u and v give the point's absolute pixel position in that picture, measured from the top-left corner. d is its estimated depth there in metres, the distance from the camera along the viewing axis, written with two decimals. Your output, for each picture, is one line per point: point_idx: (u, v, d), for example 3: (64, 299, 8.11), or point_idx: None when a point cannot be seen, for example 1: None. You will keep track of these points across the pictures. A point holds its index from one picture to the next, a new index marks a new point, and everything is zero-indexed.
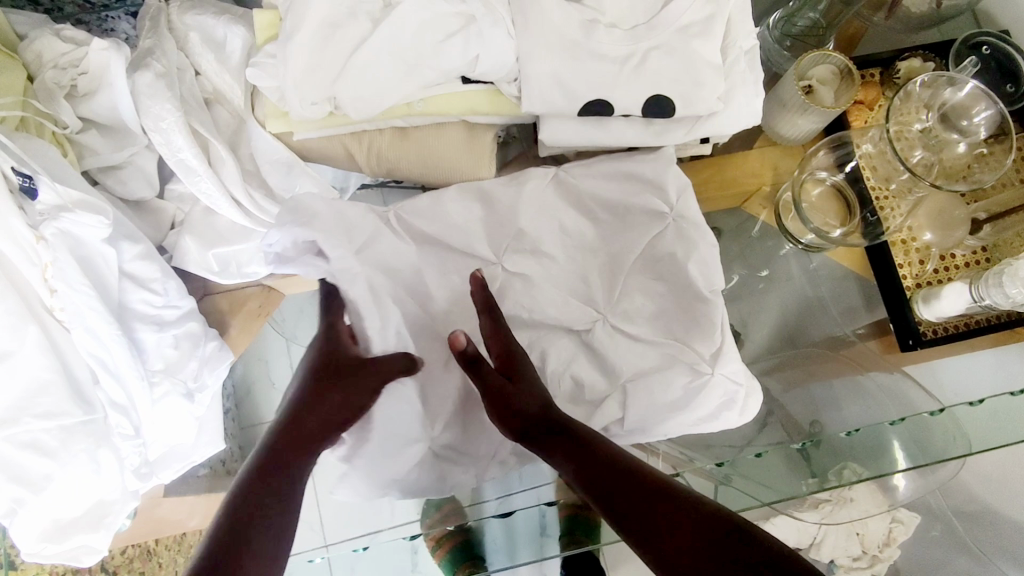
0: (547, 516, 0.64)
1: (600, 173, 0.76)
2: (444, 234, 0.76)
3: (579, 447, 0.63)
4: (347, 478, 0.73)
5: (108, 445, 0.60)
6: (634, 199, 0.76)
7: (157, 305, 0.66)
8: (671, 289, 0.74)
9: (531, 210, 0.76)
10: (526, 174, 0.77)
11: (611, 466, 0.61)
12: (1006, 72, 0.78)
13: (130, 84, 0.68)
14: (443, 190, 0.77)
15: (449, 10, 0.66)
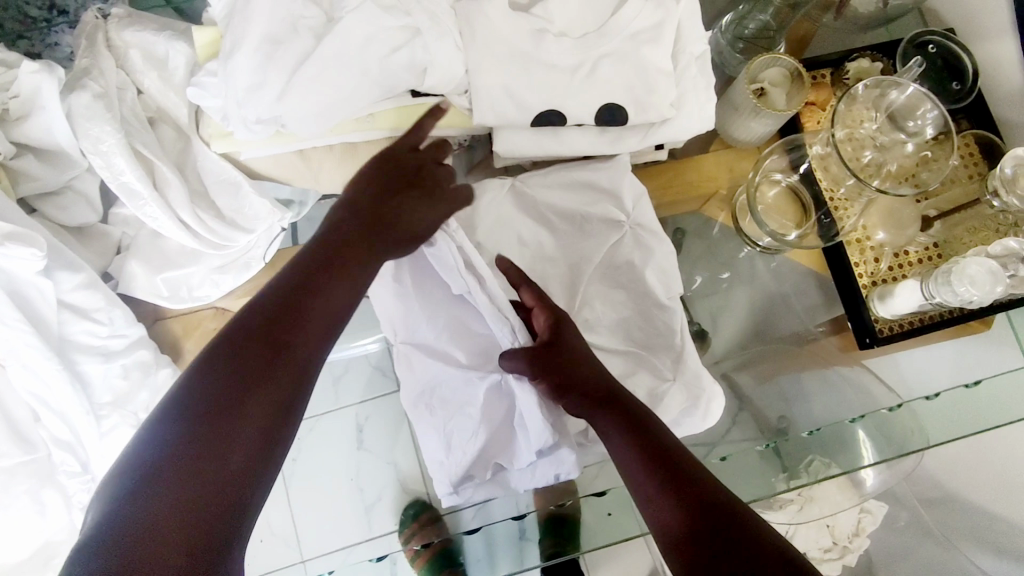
0: (524, 529, 0.65)
1: (558, 182, 0.76)
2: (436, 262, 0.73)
3: (624, 415, 0.60)
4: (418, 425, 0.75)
5: (52, 484, 0.62)
6: (592, 209, 0.75)
7: (102, 335, 0.64)
8: (632, 296, 0.74)
9: (489, 222, 0.75)
10: (481, 186, 0.76)
11: (650, 433, 0.58)
12: (952, 70, 0.80)
13: (66, 106, 0.65)
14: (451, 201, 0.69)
15: (395, 23, 0.64)
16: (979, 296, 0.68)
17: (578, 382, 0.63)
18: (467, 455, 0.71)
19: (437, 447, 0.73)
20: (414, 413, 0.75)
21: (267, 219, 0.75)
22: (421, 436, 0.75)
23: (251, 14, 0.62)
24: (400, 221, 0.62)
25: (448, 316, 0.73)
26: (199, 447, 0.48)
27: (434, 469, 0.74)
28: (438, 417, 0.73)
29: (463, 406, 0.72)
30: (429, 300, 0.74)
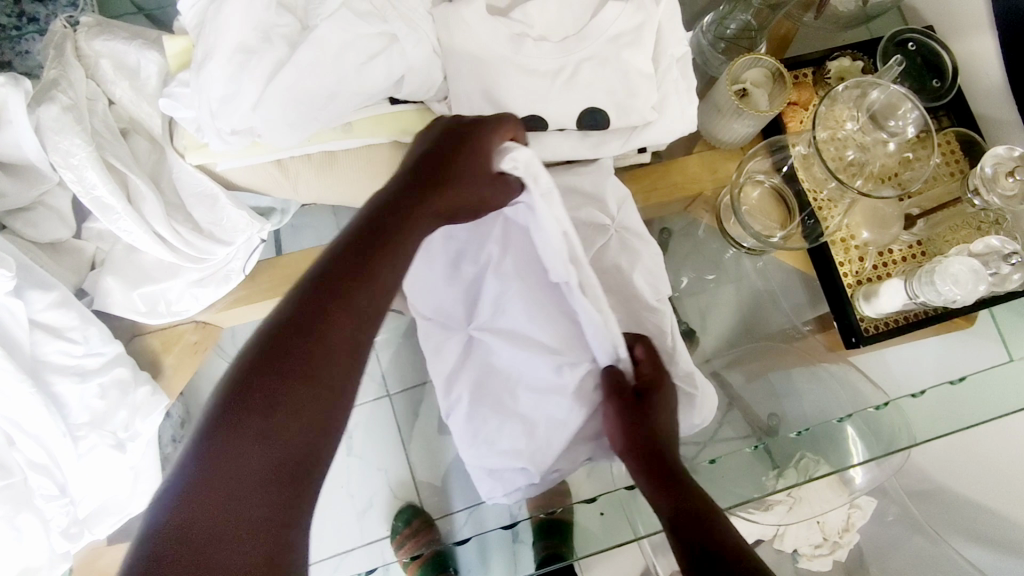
0: (517, 533, 0.65)
1: None
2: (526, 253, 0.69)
3: (656, 459, 0.57)
4: (494, 419, 0.71)
5: (30, 509, 0.59)
6: (577, 214, 0.74)
7: (77, 355, 0.62)
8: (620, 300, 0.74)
9: None
10: None
11: (678, 479, 0.55)
12: (932, 67, 0.80)
13: (33, 120, 0.63)
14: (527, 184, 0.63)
15: (371, 30, 0.63)
16: (962, 294, 0.68)
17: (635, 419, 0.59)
18: (556, 445, 0.68)
19: (518, 438, 0.69)
20: (492, 405, 0.72)
21: (246, 230, 0.73)
22: (495, 430, 0.71)
23: (222, 23, 0.61)
24: (450, 186, 0.56)
25: (536, 308, 0.68)
26: (229, 453, 0.44)
27: (498, 462, 0.71)
28: (515, 408, 0.70)
29: (547, 399, 0.67)
30: (513, 290, 0.70)
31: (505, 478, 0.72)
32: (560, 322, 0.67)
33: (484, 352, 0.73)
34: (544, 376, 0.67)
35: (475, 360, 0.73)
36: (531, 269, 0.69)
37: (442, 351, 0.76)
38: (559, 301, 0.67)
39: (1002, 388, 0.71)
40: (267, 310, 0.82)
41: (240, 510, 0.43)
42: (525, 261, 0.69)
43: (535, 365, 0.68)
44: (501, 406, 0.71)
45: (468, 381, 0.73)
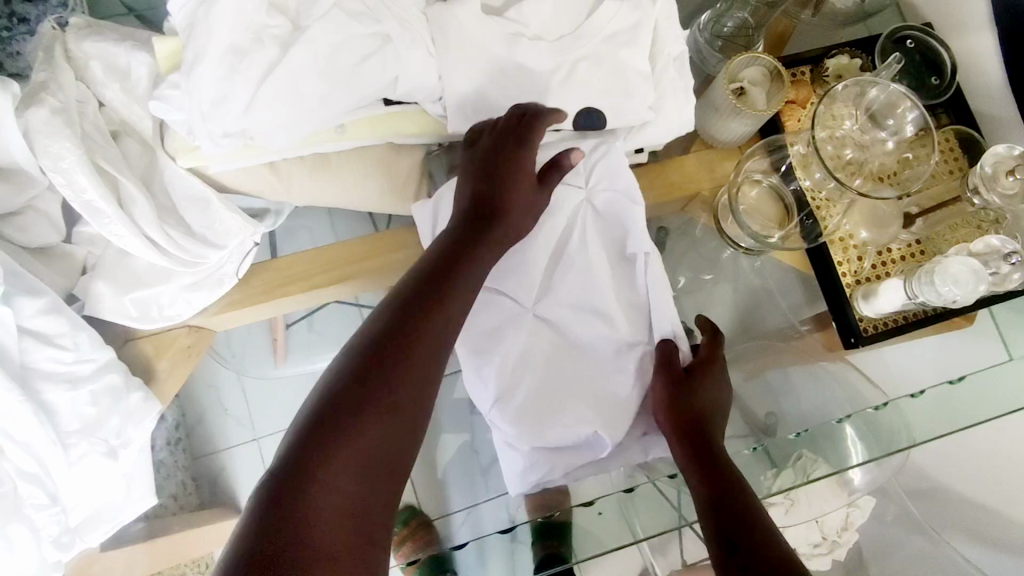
0: (516, 533, 0.65)
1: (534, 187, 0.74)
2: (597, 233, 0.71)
3: (695, 432, 0.63)
4: (561, 394, 0.69)
5: (20, 518, 0.58)
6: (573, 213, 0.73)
7: (68, 361, 0.61)
8: None
9: None
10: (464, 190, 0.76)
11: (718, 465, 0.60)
12: (930, 65, 0.80)
13: (22, 123, 0.62)
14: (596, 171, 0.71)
15: (363, 31, 0.62)
16: (962, 295, 0.67)
17: (687, 395, 0.65)
18: (629, 413, 0.68)
19: (589, 408, 0.67)
20: (557, 381, 0.69)
21: (239, 234, 0.72)
22: (562, 404, 0.68)
23: (212, 24, 0.60)
24: (510, 196, 0.66)
25: (608, 286, 0.70)
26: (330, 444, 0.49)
27: (564, 437, 0.68)
28: (582, 381, 0.69)
29: (619, 367, 0.69)
30: (584, 267, 0.70)
31: (563, 457, 0.69)
32: (631, 296, 0.71)
33: (549, 326, 0.71)
34: (613, 346, 0.70)
35: (537, 334, 0.70)
36: (605, 249, 0.71)
37: (500, 334, 0.71)
38: (633, 279, 0.71)
39: (1001, 388, 0.70)
40: (260, 314, 0.81)
41: (341, 498, 0.48)
42: (598, 244, 0.71)
43: (605, 337, 0.70)
44: (566, 379, 0.69)
45: (530, 356, 0.70)
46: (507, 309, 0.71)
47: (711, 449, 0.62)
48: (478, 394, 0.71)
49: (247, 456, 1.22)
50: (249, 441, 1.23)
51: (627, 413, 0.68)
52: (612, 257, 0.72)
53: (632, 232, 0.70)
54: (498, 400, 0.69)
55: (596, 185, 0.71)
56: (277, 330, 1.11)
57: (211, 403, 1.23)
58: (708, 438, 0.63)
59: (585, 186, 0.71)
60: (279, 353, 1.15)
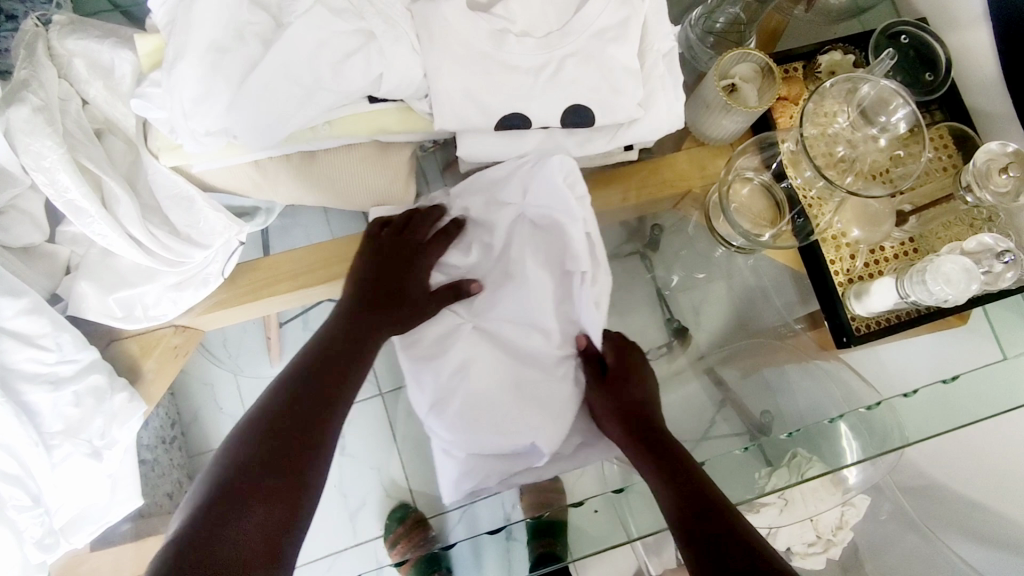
0: (511, 532, 0.64)
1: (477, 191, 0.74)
2: (532, 239, 0.73)
3: (652, 438, 0.66)
4: (489, 404, 0.72)
5: (2, 520, 0.57)
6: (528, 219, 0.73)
7: (51, 362, 0.61)
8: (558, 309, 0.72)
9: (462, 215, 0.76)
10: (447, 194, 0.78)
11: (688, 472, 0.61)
12: (924, 60, 0.78)
13: (3, 122, 0.62)
14: (529, 178, 0.70)
15: (348, 28, 0.62)
16: (954, 294, 0.67)
17: (618, 398, 0.70)
18: (556, 421, 0.70)
19: (520, 418, 0.71)
20: (485, 391, 0.72)
21: (222, 235, 0.72)
22: (493, 414, 0.71)
23: (194, 22, 0.60)
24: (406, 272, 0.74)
25: (534, 300, 0.71)
26: (238, 488, 0.54)
27: (498, 446, 0.71)
28: (516, 393, 0.71)
29: (546, 377, 0.71)
30: (517, 277, 0.73)
31: (496, 465, 0.72)
32: (566, 310, 0.72)
33: (486, 335, 0.74)
34: (550, 356, 0.72)
35: (475, 345, 0.73)
36: (537, 259, 0.72)
37: (439, 350, 0.74)
38: (565, 288, 0.72)
39: (995, 385, 0.69)
40: (248, 313, 0.81)
41: (246, 537, 0.52)
42: (529, 256, 0.72)
43: (534, 344, 0.72)
44: (502, 391, 0.72)
45: (469, 364, 0.72)
46: (445, 319, 0.75)
47: (672, 452, 0.64)
48: (417, 398, 0.75)
49: None
50: None
51: (560, 428, 0.71)
52: (554, 270, 0.72)
53: (569, 250, 0.70)
54: (433, 406, 0.74)
55: (531, 200, 0.71)
56: (270, 329, 1.11)
57: (204, 403, 1.23)
58: (665, 441, 0.66)
59: (521, 201, 0.72)
60: (273, 351, 1.15)
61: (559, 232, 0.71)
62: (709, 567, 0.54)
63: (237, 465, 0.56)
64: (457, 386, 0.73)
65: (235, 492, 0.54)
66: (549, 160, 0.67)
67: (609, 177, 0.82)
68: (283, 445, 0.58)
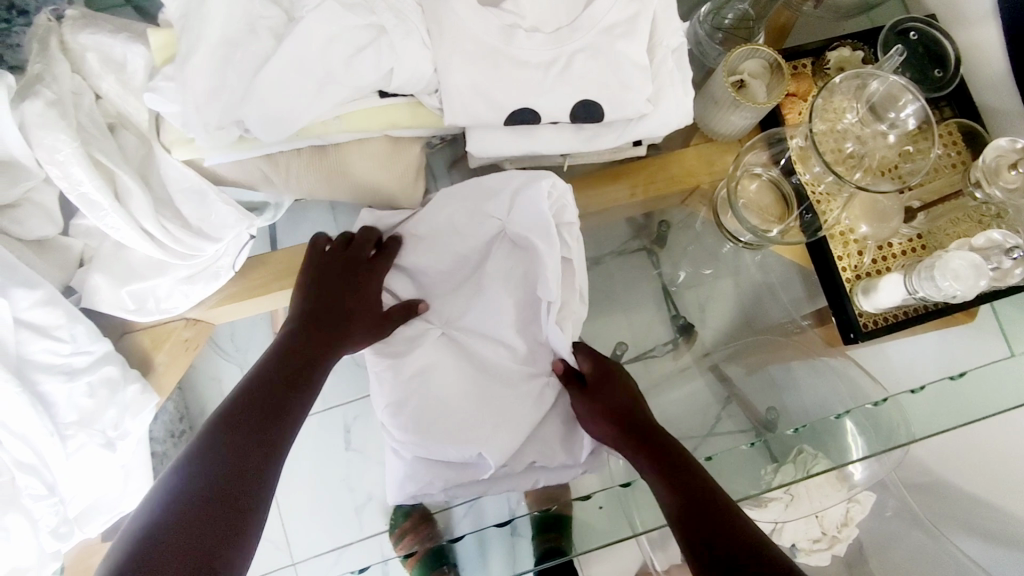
0: (516, 527, 0.66)
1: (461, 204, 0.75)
2: (514, 254, 0.73)
3: (648, 439, 0.65)
4: (441, 412, 0.72)
5: (18, 508, 0.57)
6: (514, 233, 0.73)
7: (64, 354, 0.62)
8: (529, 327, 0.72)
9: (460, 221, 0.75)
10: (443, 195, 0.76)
11: (690, 472, 0.60)
12: (934, 57, 0.78)
13: (17, 116, 0.62)
14: (515, 194, 0.71)
15: (359, 22, 0.62)
16: (962, 290, 0.67)
17: (601, 401, 0.68)
18: (507, 434, 0.70)
19: (474, 429, 0.71)
20: (438, 399, 0.73)
21: (236, 227, 0.73)
22: (447, 421, 0.72)
23: (206, 16, 0.60)
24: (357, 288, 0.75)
25: (506, 316, 0.73)
26: (197, 498, 0.53)
27: (447, 454, 0.71)
28: (472, 403, 0.72)
29: (505, 392, 0.72)
30: (494, 291, 0.73)
31: (445, 472, 0.72)
32: (536, 331, 0.73)
33: (453, 344, 0.75)
34: (512, 369, 0.72)
35: (439, 352, 0.75)
36: (515, 276, 0.73)
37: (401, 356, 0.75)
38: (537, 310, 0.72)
39: (999, 383, 0.69)
40: (257, 307, 0.82)
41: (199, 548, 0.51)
42: (503, 271, 0.74)
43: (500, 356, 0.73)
44: (460, 398, 0.72)
45: (430, 370, 0.74)
46: (415, 324, 0.76)
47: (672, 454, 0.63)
48: (375, 396, 0.75)
49: None
50: None
51: (511, 444, 0.70)
52: (527, 290, 0.72)
53: (543, 275, 0.69)
54: (389, 406, 0.73)
55: (513, 218, 0.72)
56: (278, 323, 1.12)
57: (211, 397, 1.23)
58: (664, 441, 0.64)
59: (504, 217, 0.73)
60: None
61: (535, 253, 0.71)
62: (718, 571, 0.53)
63: (194, 474, 0.55)
64: (409, 394, 0.73)
65: (191, 503, 0.53)
66: (538, 183, 0.68)
67: (619, 174, 0.83)
68: (240, 455, 0.57)
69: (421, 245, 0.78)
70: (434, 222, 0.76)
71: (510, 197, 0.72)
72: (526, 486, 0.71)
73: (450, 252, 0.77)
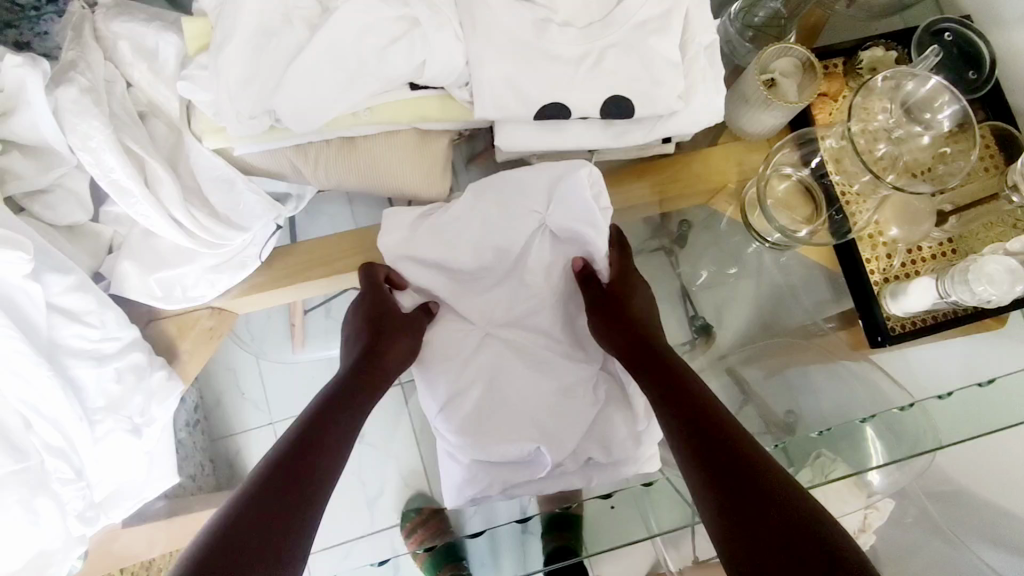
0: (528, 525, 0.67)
1: (498, 193, 0.72)
2: (555, 249, 0.74)
3: (674, 389, 0.64)
4: (498, 410, 0.73)
5: (47, 492, 0.58)
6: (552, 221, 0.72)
7: (95, 339, 0.62)
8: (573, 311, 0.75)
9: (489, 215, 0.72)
10: (483, 186, 0.73)
11: (713, 417, 0.60)
12: (969, 58, 0.76)
13: (52, 101, 0.62)
14: (557, 183, 0.70)
15: (393, 14, 0.62)
16: (997, 295, 0.66)
17: (628, 326, 0.70)
18: (564, 425, 0.71)
19: (532, 426, 0.71)
20: (493, 397, 0.73)
21: (263, 216, 0.73)
22: (503, 421, 0.72)
23: (242, 4, 0.60)
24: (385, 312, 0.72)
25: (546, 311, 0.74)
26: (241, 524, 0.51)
27: (505, 454, 0.71)
28: (526, 400, 0.73)
29: (560, 388, 0.73)
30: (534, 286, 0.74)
31: (503, 472, 0.72)
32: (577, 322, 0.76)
33: (500, 342, 0.74)
34: (558, 363, 0.74)
35: (493, 352, 0.74)
36: (555, 271, 0.74)
37: (451, 355, 0.74)
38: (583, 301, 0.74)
39: None
40: (283, 298, 0.82)
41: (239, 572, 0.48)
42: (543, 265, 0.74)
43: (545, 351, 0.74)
44: (517, 398, 0.73)
45: (485, 373, 0.73)
46: (458, 326, 0.75)
47: (702, 409, 0.61)
48: (425, 402, 0.75)
49: (263, 439, 1.24)
50: (266, 424, 1.24)
51: (570, 439, 0.71)
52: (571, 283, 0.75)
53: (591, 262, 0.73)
54: (445, 408, 0.73)
55: (554, 212, 0.71)
56: (294, 316, 1.12)
57: (227, 387, 1.24)
58: (690, 392, 0.63)
59: (543, 211, 0.71)
60: (296, 338, 1.15)
61: (581, 244, 0.72)
62: (738, 513, 0.51)
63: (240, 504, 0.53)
64: (463, 391, 0.73)
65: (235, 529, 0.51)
66: (577, 171, 0.68)
67: (644, 170, 0.83)
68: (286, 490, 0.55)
69: (456, 240, 0.73)
70: (464, 218, 0.73)
71: (551, 185, 0.70)
72: (579, 483, 0.72)
73: (489, 248, 0.73)
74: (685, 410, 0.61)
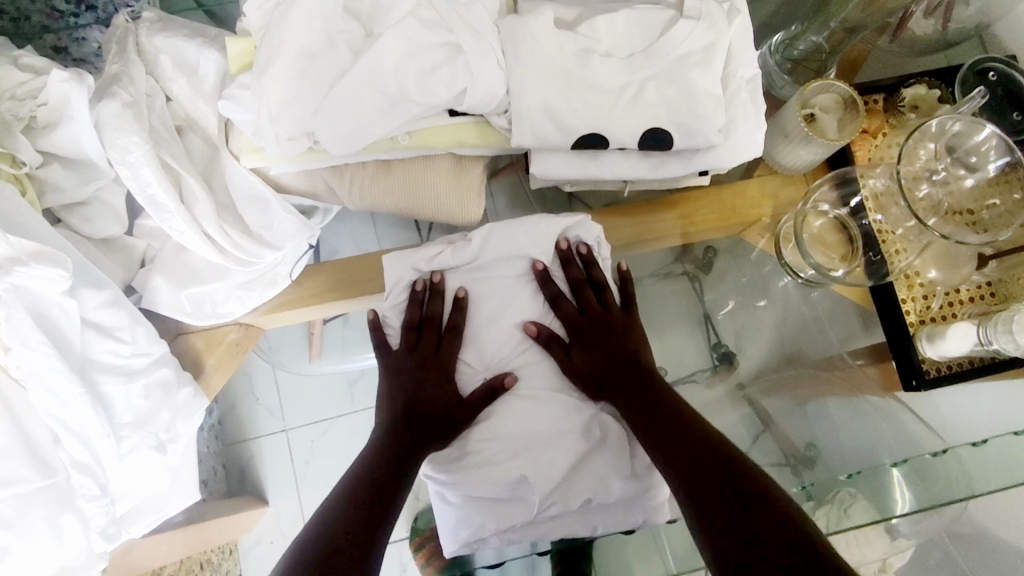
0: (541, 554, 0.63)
1: (508, 234, 0.72)
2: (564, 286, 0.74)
3: (650, 400, 0.64)
4: (482, 443, 0.67)
5: (71, 509, 0.57)
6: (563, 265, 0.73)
7: (125, 355, 0.63)
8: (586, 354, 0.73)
9: (499, 245, 0.72)
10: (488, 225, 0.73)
11: (688, 424, 0.61)
12: (1015, 99, 0.74)
13: (93, 115, 0.62)
14: (568, 227, 0.73)
15: (437, 40, 0.63)
16: None
17: (603, 361, 0.68)
18: (553, 455, 0.66)
19: (516, 457, 0.66)
20: (477, 429, 0.68)
21: (296, 236, 0.74)
22: (486, 456, 0.67)
23: (286, 28, 0.60)
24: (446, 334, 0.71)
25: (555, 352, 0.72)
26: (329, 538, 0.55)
27: (492, 487, 0.65)
28: (511, 433, 0.67)
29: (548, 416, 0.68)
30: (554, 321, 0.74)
31: (492, 513, 0.65)
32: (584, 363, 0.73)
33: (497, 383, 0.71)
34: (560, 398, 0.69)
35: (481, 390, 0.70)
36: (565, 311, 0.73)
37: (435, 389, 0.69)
38: None
39: None
40: (306, 316, 0.82)
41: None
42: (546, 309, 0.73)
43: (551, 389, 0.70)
44: (510, 428, 0.67)
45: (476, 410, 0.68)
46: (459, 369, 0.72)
47: (671, 410, 0.63)
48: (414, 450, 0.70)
49: (276, 447, 1.23)
50: (278, 432, 1.24)
51: (558, 469, 0.65)
52: None
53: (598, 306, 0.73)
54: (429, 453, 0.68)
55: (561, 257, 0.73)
56: (313, 327, 1.11)
57: (240, 392, 1.24)
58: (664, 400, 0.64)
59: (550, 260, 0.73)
60: (314, 347, 1.14)
61: None
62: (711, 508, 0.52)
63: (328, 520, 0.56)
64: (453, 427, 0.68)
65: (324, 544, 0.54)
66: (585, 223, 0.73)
67: (674, 201, 0.83)
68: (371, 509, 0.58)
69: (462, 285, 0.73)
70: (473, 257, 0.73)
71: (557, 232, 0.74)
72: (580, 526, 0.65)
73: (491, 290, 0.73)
74: (656, 416, 0.63)
